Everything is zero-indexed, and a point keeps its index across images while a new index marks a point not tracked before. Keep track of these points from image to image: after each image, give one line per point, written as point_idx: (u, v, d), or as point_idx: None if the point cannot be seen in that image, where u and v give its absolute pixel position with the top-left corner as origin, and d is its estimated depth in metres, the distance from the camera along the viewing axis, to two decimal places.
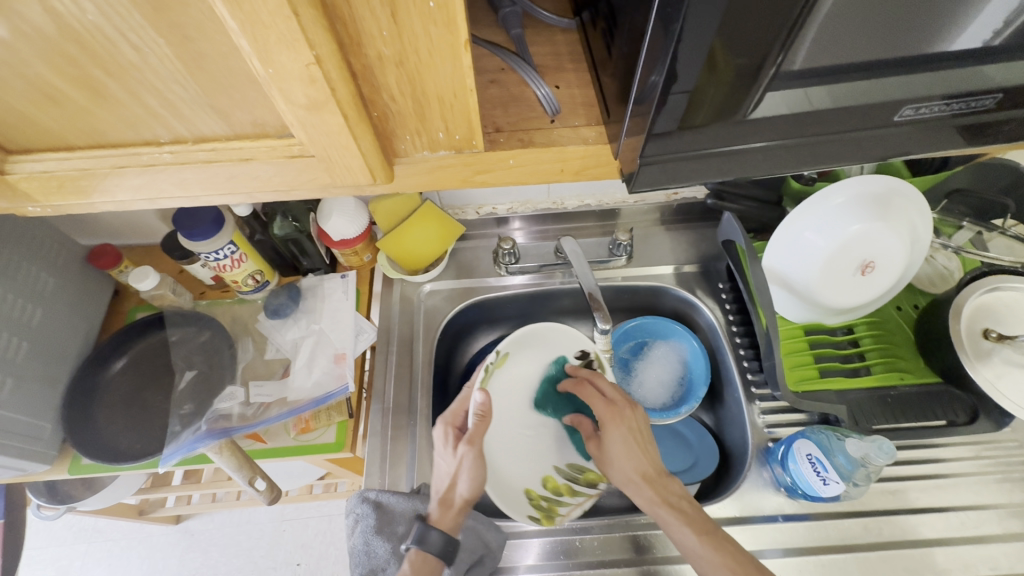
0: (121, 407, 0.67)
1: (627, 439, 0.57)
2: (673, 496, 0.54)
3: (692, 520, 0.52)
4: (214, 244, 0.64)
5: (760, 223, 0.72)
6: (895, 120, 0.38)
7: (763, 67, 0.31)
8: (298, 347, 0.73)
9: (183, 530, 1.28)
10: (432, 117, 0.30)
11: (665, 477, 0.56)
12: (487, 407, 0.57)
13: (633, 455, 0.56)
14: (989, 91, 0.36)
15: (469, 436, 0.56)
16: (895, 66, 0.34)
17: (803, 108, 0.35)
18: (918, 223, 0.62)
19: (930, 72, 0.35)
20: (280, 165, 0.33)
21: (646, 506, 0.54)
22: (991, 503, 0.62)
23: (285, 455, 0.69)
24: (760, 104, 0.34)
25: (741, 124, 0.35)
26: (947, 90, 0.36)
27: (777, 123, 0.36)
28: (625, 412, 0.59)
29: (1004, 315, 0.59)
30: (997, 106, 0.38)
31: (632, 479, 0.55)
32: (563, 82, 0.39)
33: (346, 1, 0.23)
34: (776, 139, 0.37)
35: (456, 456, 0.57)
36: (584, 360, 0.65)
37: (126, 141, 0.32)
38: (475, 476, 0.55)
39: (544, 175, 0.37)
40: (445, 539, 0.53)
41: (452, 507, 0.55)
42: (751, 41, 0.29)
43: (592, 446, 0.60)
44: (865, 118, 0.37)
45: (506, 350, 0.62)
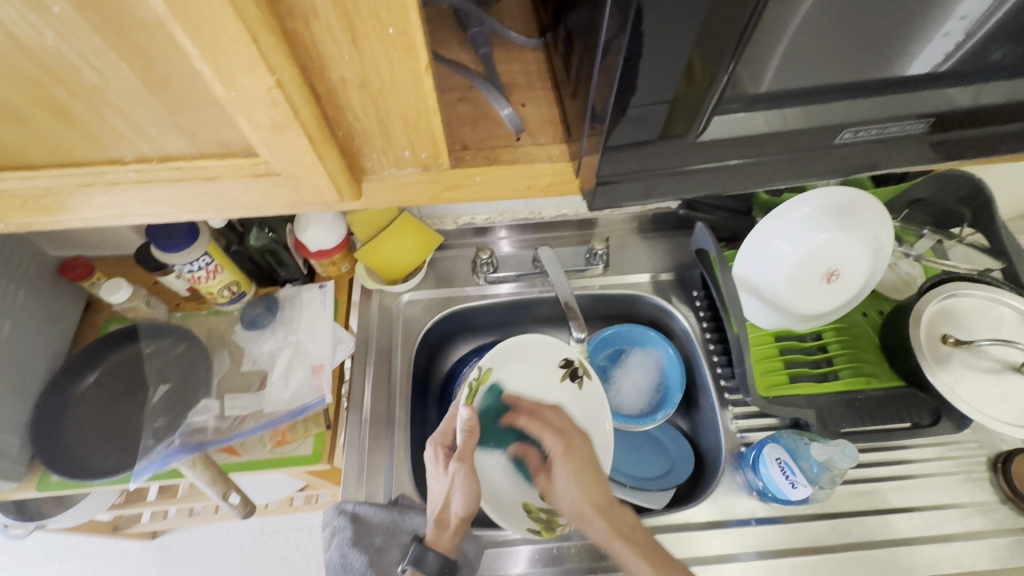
0: (92, 422, 0.66)
1: (579, 472, 0.58)
2: (625, 526, 0.56)
3: (646, 551, 0.54)
4: (188, 256, 0.63)
5: (732, 233, 0.74)
6: (836, 142, 0.39)
7: (724, 78, 0.32)
8: (275, 358, 0.73)
9: (159, 546, 1.25)
10: (397, 136, 0.31)
11: (616, 506, 0.57)
12: (475, 424, 0.55)
13: (583, 488, 0.58)
14: (927, 116, 0.38)
15: (460, 453, 0.55)
16: (842, 90, 0.36)
17: (750, 130, 0.37)
18: (881, 233, 0.65)
19: (871, 98, 0.37)
20: (246, 183, 0.33)
21: (581, 499, 0.57)
22: (954, 502, 0.64)
23: (260, 468, 0.68)
24: (711, 126, 0.36)
25: (696, 144, 0.36)
26: (893, 113, 0.38)
27: (726, 144, 0.37)
28: (575, 445, 0.60)
29: (963, 321, 0.62)
30: (940, 128, 0.40)
31: (585, 512, 0.57)
32: (530, 100, 0.40)
33: (307, 27, 0.24)
34: (735, 157, 0.38)
35: (448, 475, 0.56)
36: (569, 368, 0.65)
37: (90, 159, 0.32)
38: (469, 493, 0.55)
39: (511, 191, 0.38)
40: (442, 560, 0.54)
41: (449, 527, 0.56)
42: (701, 68, 0.31)
43: (545, 434, 0.61)
44: (816, 140, 0.39)
45: (488, 365, 0.60)
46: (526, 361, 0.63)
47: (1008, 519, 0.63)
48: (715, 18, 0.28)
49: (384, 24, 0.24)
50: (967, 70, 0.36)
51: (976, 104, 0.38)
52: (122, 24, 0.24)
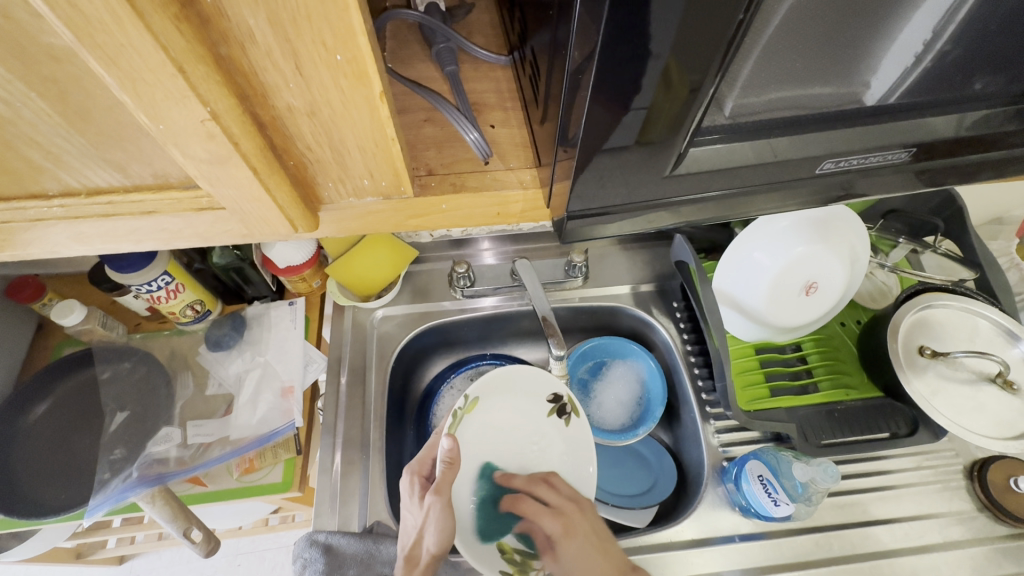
0: (42, 455, 0.62)
1: (585, 550, 0.53)
2: (627, 561, 0.53)
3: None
4: (147, 275, 0.59)
5: (710, 244, 0.74)
6: (817, 172, 0.39)
7: (705, 88, 0.29)
8: (241, 381, 0.70)
9: (128, 571, 1.19)
10: (355, 165, 0.29)
11: (628, 571, 0.52)
12: (456, 454, 0.52)
13: (592, 562, 0.52)
14: (908, 147, 0.38)
15: (437, 486, 0.52)
16: (819, 119, 0.36)
17: (732, 161, 0.36)
18: (857, 244, 0.65)
19: (851, 126, 0.36)
20: (187, 218, 0.31)
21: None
22: (933, 512, 0.65)
23: (227, 498, 0.65)
24: (689, 156, 0.35)
25: (669, 181, 0.36)
26: (872, 144, 0.37)
27: (703, 176, 0.36)
28: (574, 521, 0.55)
29: (938, 333, 0.62)
30: (919, 157, 0.39)
31: None
32: (499, 122, 0.39)
33: (243, 52, 0.22)
34: (709, 187, 0.37)
35: (423, 507, 0.53)
36: (556, 404, 0.61)
37: (10, 194, 0.29)
38: (443, 529, 0.52)
39: (481, 218, 0.36)
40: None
41: (418, 565, 0.52)
42: (671, 81, 0.28)
43: (542, 516, 0.56)
44: (795, 169, 0.38)
45: (474, 393, 0.57)
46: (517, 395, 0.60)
47: (985, 527, 0.64)
48: (689, 34, 0.26)
49: (331, 51, 0.22)
50: (943, 96, 0.36)
51: (956, 132, 0.38)
52: (28, 52, 0.22)
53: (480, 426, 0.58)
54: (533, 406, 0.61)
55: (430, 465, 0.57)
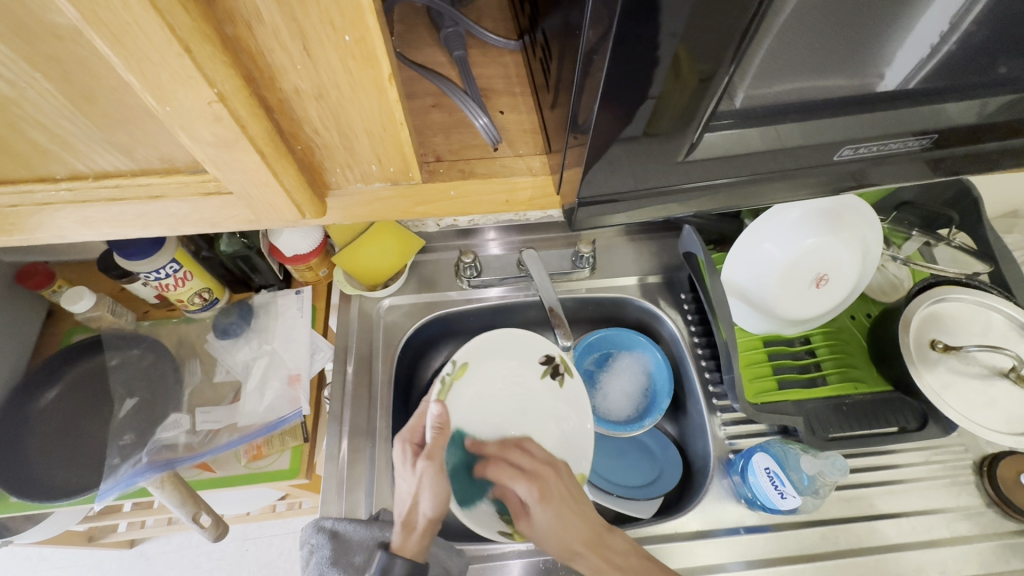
0: (53, 439, 0.63)
1: (562, 516, 0.55)
2: (616, 555, 0.53)
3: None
4: (154, 263, 0.60)
5: (720, 235, 0.73)
6: (836, 158, 0.38)
7: (718, 77, 0.29)
8: (249, 369, 0.70)
9: (137, 554, 1.21)
10: (363, 150, 0.29)
11: (605, 534, 0.55)
12: (444, 419, 0.57)
13: (568, 526, 0.55)
14: (932, 132, 0.37)
15: (427, 451, 0.55)
16: (836, 106, 0.35)
17: (744, 147, 0.35)
18: (870, 236, 0.64)
19: (869, 113, 0.35)
20: (195, 202, 0.31)
21: (568, 538, 0.54)
22: (940, 507, 0.64)
23: (235, 484, 0.66)
24: (703, 142, 0.34)
25: (684, 164, 0.35)
26: (893, 131, 0.36)
27: (713, 163, 0.36)
28: (551, 486, 0.58)
29: (951, 326, 0.61)
30: (941, 144, 0.38)
31: (575, 551, 0.54)
32: (509, 107, 0.38)
33: (250, 33, 0.21)
34: (720, 176, 0.37)
35: (417, 473, 0.55)
36: (549, 365, 0.67)
37: (18, 177, 0.29)
38: (438, 493, 0.55)
39: (489, 206, 0.36)
40: (410, 565, 0.52)
41: (416, 530, 0.54)
42: (681, 68, 0.28)
43: (517, 481, 0.58)
44: (812, 157, 0.37)
45: (463, 359, 0.63)
46: (508, 356, 0.66)
47: (994, 522, 0.63)
48: (705, 23, 0.25)
49: (339, 32, 0.22)
50: (965, 83, 0.35)
51: (978, 118, 0.37)
52: (33, 32, 0.22)
53: (465, 394, 0.63)
54: (526, 369, 0.67)
55: (421, 433, 0.59)
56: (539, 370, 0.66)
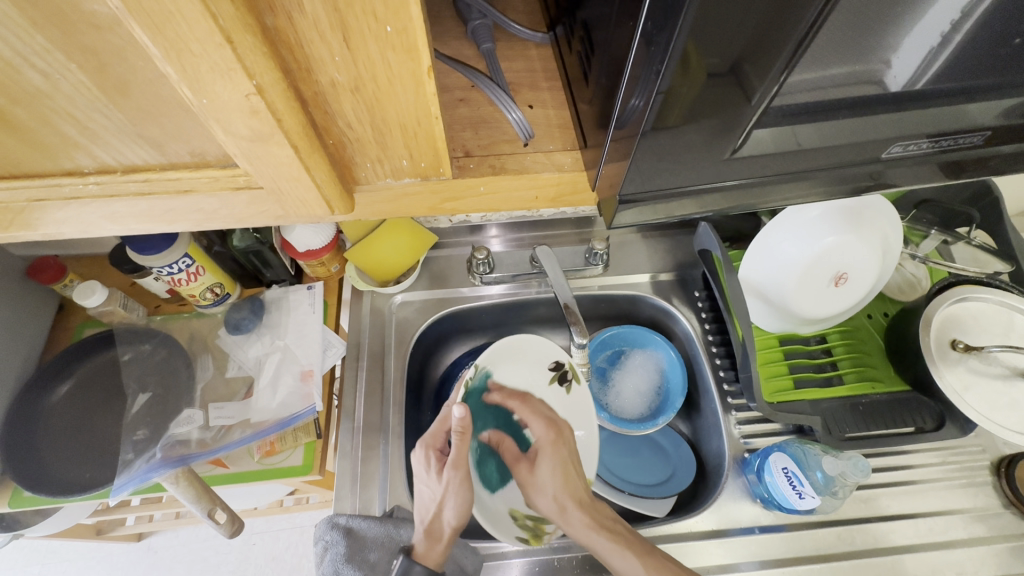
0: (67, 434, 0.63)
1: (559, 468, 0.59)
2: (606, 519, 0.56)
3: (628, 542, 0.54)
4: (167, 257, 0.59)
5: (736, 232, 0.72)
6: (884, 156, 0.38)
7: (757, 96, 0.29)
8: (261, 364, 0.70)
9: (145, 547, 1.22)
10: (395, 145, 0.28)
11: (598, 503, 0.58)
12: (467, 424, 0.55)
13: (568, 481, 0.59)
14: (980, 129, 0.37)
15: (455, 460, 0.55)
16: (883, 103, 0.34)
17: (784, 146, 0.35)
18: (890, 233, 0.63)
19: (909, 110, 0.35)
20: (223, 197, 0.30)
21: (565, 494, 0.58)
22: (956, 508, 0.64)
23: (248, 480, 0.66)
24: (749, 140, 0.33)
25: (730, 160, 0.34)
26: (927, 131, 0.36)
27: (763, 160, 0.35)
28: (563, 438, 0.62)
29: (972, 326, 0.60)
30: (989, 142, 0.38)
31: (567, 506, 0.57)
32: (537, 102, 0.38)
33: (291, 25, 0.21)
34: (759, 169, 0.36)
35: (442, 481, 0.55)
36: (559, 372, 0.65)
37: (44, 170, 0.29)
38: (463, 501, 0.55)
39: (517, 202, 0.35)
40: (430, 574, 0.50)
41: (439, 538, 0.53)
42: (690, 61, 0.26)
43: (533, 422, 0.63)
44: (853, 153, 0.37)
45: (480, 365, 0.61)
46: (516, 363, 0.64)
47: (1011, 524, 0.63)
48: (732, 16, 0.24)
49: (381, 23, 0.21)
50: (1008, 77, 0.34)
51: (1018, 112, 0.36)
52: (69, 21, 0.21)
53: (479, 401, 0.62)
54: (535, 374, 0.65)
55: (444, 441, 0.59)
56: (548, 376, 0.65)
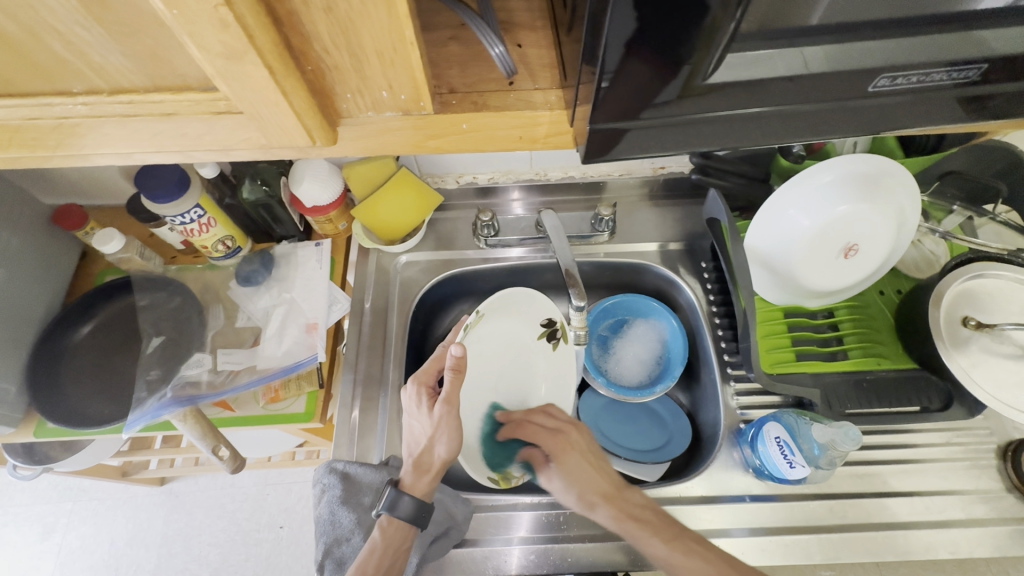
0: (87, 371, 0.66)
1: (580, 466, 0.58)
2: (635, 508, 0.54)
3: (656, 528, 0.52)
4: (180, 206, 0.61)
5: (746, 202, 0.70)
6: (870, 90, 0.35)
7: (726, 25, 0.28)
8: (269, 315, 0.72)
9: (167, 492, 1.28)
10: (374, 74, 0.29)
11: (624, 490, 0.56)
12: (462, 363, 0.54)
13: (589, 477, 0.57)
14: (981, 61, 0.33)
15: (445, 395, 0.55)
16: (870, 28, 0.31)
17: (762, 75, 0.32)
18: (908, 205, 0.60)
19: (913, 36, 0.32)
20: (208, 122, 0.31)
21: (587, 487, 0.56)
22: (957, 488, 0.62)
23: (253, 424, 0.68)
24: (723, 68, 0.31)
25: (702, 89, 0.32)
26: (938, 59, 0.33)
27: (737, 91, 0.33)
28: (572, 440, 0.60)
29: (987, 303, 0.58)
30: (990, 78, 0.34)
31: (593, 500, 0.55)
32: (527, 42, 0.38)
33: None
34: (752, 109, 0.34)
35: (433, 416, 0.56)
36: (549, 328, 0.69)
37: (38, 91, 0.30)
38: (452, 438, 0.56)
39: (501, 142, 0.35)
40: (417, 504, 0.54)
41: (428, 471, 0.56)
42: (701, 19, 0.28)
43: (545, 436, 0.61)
44: (850, 87, 0.34)
45: (481, 311, 0.63)
46: (513, 312, 0.67)
47: (1013, 507, 0.61)
48: None
49: None
50: None
51: None
52: None
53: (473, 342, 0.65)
54: (526, 327, 0.69)
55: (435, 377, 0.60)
56: (538, 331, 0.69)
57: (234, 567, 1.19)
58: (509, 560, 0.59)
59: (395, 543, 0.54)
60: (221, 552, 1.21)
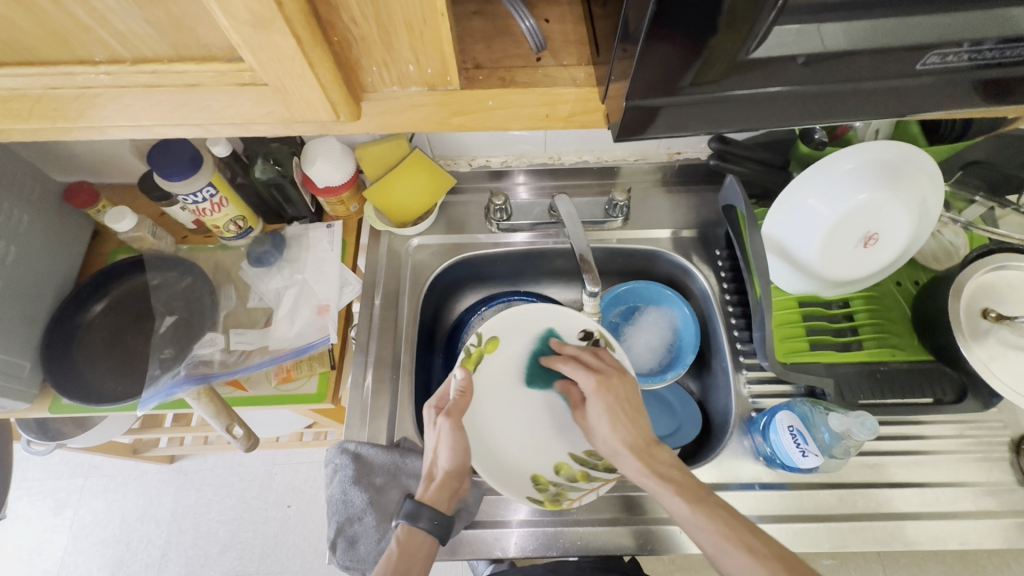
0: (101, 349, 0.66)
1: (614, 410, 0.55)
2: (666, 468, 0.52)
3: (681, 487, 0.50)
4: (192, 184, 0.61)
5: (763, 189, 0.69)
6: (918, 69, 0.33)
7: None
8: (281, 296, 0.72)
9: (177, 469, 1.30)
10: (401, 46, 0.29)
11: (654, 446, 0.54)
12: (469, 383, 0.56)
13: (618, 426, 0.54)
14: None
15: (448, 408, 0.55)
16: (915, 4, 0.30)
17: (801, 50, 0.31)
18: (930, 195, 0.59)
19: (961, 12, 0.31)
20: (231, 94, 0.30)
21: (614, 437, 0.55)
22: (968, 480, 0.62)
23: (265, 403, 0.69)
24: (768, 42, 0.30)
25: (744, 65, 0.31)
26: (986, 37, 0.31)
27: (771, 68, 0.32)
28: (610, 377, 0.57)
29: (1007, 295, 0.58)
30: None
31: (620, 450, 0.54)
32: (554, 16, 0.37)
33: None
34: (787, 87, 0.33)
35: (435, 431, 0.55)
36: (588, 341, 0.63)
37: (58, 59, 0.30)
38: (455, 449, 0.54)
39: (527, 120, 0.35)
40: (434, 514, 0.52)
41: (436, 482, 0.54)
42: None
43: (578, 372, 0.57)
44: (888, 67, 0.33)
45: (490, 333, 0.60)
46: (544, 326, 0.64)
47: None
48: None
49: None
50: None
51: None
52: None
53: (502, 364, 0.62)
54: (567, 342, 0.63)
55: (448, 400, 0.58)
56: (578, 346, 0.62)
57: (243, 544, 1.21)
58: (514, 541, 0.59)
59: (410, 552, 0.52)
60: (229, 530, 1.23)
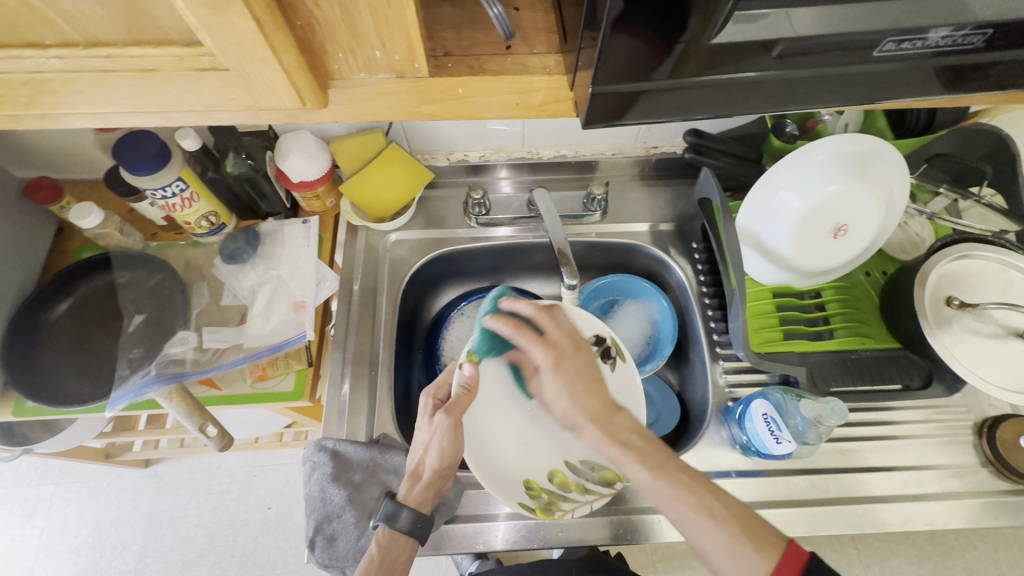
0: (66, 350, 0.64)
1: (573, 384, 0.49)
2: (626, 434, 0.47)
3: (642, 453, 0.46)
4: (160, 179, 0.59)
5: (738, 182, 0.70)
6: (876, 54, 0.34)
7: None
8: (255, 293, 0.71)
9: (152, 474, 1.26)
10: (366, 32, 0.29)
11: (616, 411, 0.49)
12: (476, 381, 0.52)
13: (576, 398, 0.49)
14: (986, 26, 0.32)
15: (448, 406, 0.52)
16: None
17: (763, 37, 0.32)
18: (896, 186, 0.61)
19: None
20: (191, 79, 0.30)
21: (574, 410, 0.49)
22: (934, 463, 0.64)
23: (240, 402, 0.67)
24: (727, 29, 0.31)
25: (708, 49, 0.31)
26: (940, 28, 0.32)
27: (735, 56, 0.32)
28: (565, 351, 0.50)
29: (969, 283, 0.60)
30: (989, 45, 0.34)
31: (577, 421, 0.49)
32: (524, 5, 0.37)
33: None
34: (755, 70, 0.34)
35: (430, 426, 0.53)
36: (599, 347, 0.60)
37: (5, 42, 0.28)
38: (447, 450, 0.52)
39: (498, 108, 0.35)
40: (414, 515, 0.52)
41: (421, 481, 0.53)
42: None
43: (531, 345, 0.51)
44: (850, 53, 0.34)
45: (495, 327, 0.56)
46: None
47: (986, 481, 0.64)
48: None
49: None
50: None
51: None
52: None
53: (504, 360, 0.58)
54: None
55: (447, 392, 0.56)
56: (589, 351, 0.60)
57: (221, 547, 1.19)
58: (497, 534, 0.59)
59: (393, 557, 0.53)
60: (207, 534, 1.20)
